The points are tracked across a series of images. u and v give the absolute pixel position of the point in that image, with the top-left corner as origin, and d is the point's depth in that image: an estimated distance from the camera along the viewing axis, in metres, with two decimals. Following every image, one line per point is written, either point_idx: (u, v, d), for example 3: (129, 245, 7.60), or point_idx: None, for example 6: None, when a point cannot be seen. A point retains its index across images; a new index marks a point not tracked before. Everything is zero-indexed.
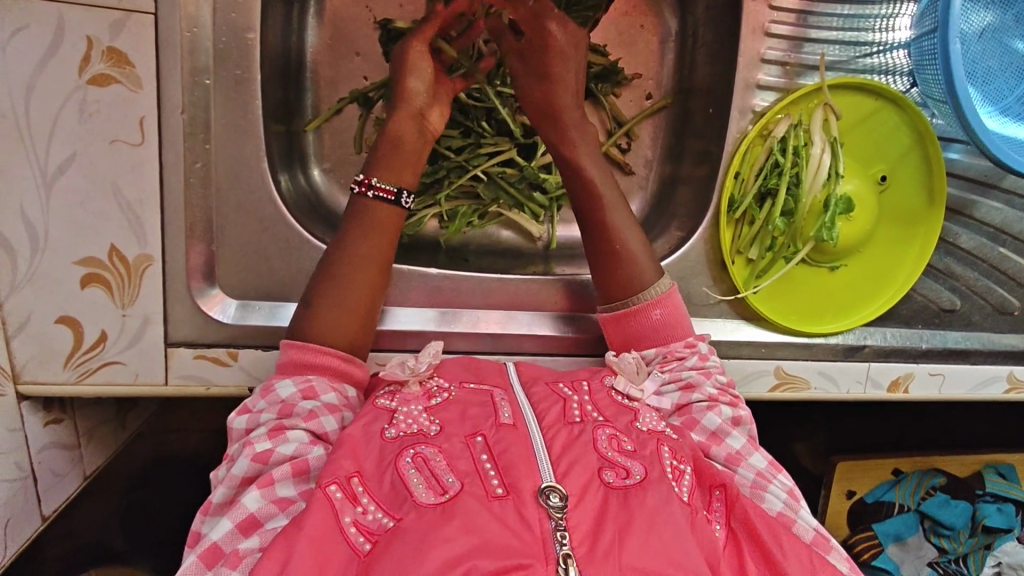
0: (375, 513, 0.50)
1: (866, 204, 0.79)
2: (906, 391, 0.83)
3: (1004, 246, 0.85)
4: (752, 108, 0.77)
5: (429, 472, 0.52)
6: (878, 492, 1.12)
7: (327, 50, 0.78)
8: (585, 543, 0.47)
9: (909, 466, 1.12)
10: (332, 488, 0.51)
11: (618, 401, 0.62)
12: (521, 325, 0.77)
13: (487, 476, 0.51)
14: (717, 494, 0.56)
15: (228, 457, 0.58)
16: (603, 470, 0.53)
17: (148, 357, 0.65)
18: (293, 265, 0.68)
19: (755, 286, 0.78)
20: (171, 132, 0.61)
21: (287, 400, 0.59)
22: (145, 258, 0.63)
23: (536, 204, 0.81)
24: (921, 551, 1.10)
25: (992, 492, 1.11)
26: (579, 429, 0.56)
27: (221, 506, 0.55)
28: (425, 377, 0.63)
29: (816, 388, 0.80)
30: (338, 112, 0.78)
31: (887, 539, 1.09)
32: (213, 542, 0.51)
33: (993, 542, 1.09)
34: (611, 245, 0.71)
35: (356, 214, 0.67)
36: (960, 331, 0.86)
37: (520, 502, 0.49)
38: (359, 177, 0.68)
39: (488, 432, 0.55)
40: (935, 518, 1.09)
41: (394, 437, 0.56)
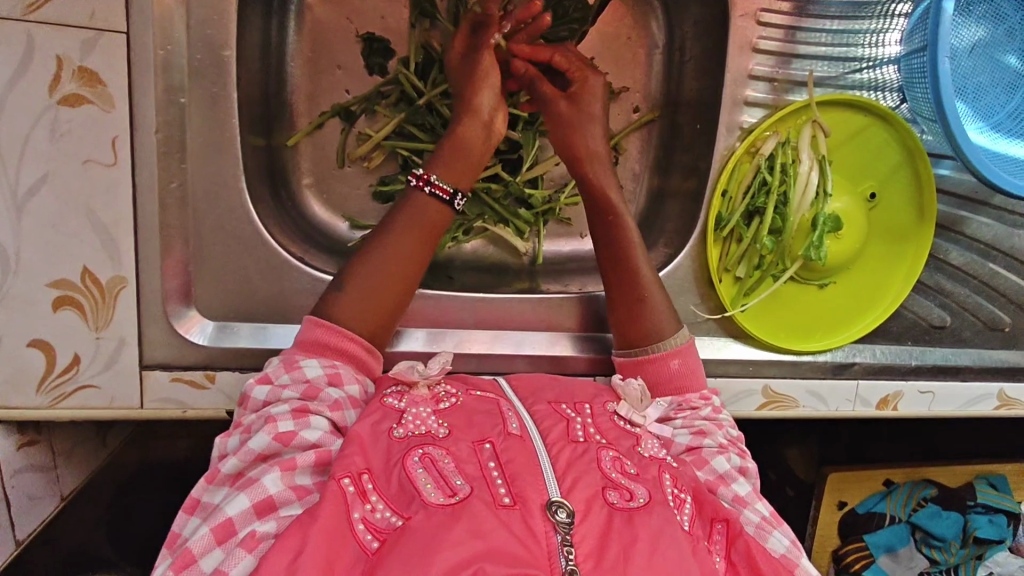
0: (383, 512, 0.50)
1: (855, 222, 0.78)
2: (896, 408, 0.82)
3: (995, 262, 0.85)
4: (740, 125, 0.76)
5: (438, 473, 0.51)
6: (869, 502, 1.11)
7: (308, 63, 0.77)
8: (591, 558, 0.46)
9: (901, 477, 1.11)
10: (345, 481, 0.51)
11: (620, 426, 0.61)
12: (506, 345, 0.76)
13: (493, 482, 0.50)
14: (719, 528, 0.55)
15: (240, 427, 0.57)
16: (607, 490, 0.51)
17: (124, 380, 0.64)
18: (273, 285, 0.67)
19: (743, 304, 0.77)
20: (145, 152, 0.60)
21: (312, 383, 0.59)
22: (119, 280, 0.62)
23: (520, 221, 0.81)
24: (912, 562, 1.09)
25: (984, 503, 1.10)
26: (583, 448, 0.55)
27: (228, 478, 0.54)
28: (433, 382, 0.62)
29: (805, 406, 0.79)
30: (320, 126, 0.77)
31: (879, 550, 1.09)
32: (228, 518, 0.50)
33: (984, 551, 1.10)
34: (631, 275, 0.71)
35: (409, 211, 0.66)
36: (950, 347, 0.85)
37: (527, 512, 0.48)
38: (417, 172, 0.67)
39: (496, 440, 0.54)
40: (926, 529, 1.09)
41: (402, 437, 0.55)
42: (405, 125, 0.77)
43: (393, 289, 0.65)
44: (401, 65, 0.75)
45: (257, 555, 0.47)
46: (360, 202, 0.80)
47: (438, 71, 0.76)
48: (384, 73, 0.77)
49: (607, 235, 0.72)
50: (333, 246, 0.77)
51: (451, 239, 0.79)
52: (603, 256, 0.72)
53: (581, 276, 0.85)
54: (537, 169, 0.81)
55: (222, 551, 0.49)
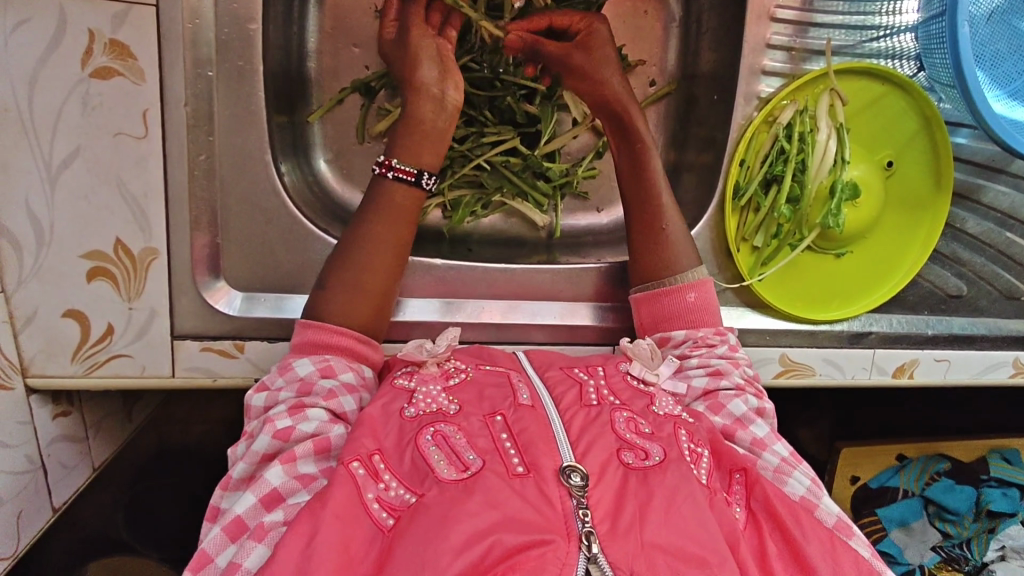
0: (398, 489, 0.51)
1: (873, 190, 0.78)
2: (912, 377, 0.84)
3: (1012, 231, 0.85)
4: (758, 94, 0.76)
5: (449, 449, 0.53)
6: (883, 477, 1.17)
7: (328, 40, 0.78)
8: (607, 519, 0.47)
9: (913, 452, 1.17)
10: (355, 464, 0.52)
11: (633, 385, 0.62)
12: (525, 314, 0.77)
13: (507, 453, 0.52)
14: (739, 478, 0.57)
15: (245, 432, 0.59)
16: (621, 451, 0.53)
17: (156, 350, 0.65)
18: (300, 256, 0.68)
19: (760, 274, 0.77)
20: (174, 125, 0.61)
21: (305, 379, 0.60)
22: (150, 251, 0.63)
23: (539, 193, 0.82)
24: (927, 536, 1.14)
25: (997, 477, 1.15)
26: (597, 410, 0.56)
27: (240, 482, 0.56)
28: (442, 359, 0.63)
29: (821, 375, 0.81)
30: (340, 102, 0.78)
31: (892, 524, 1.15)
32: (237, 516, 0.52)
33: (997, 525, 1.13)
34: (655, 222, 0.73)
35: (381, 198, 0.68)
36: (966, 317, 0.86)
37: (541, 479, 0.50)
38: (381, 160, 0.68)
39: (507, 412, 0.55)
40: (940, 501, 1.14)
41: (414, 416, 0.56)
42: None
43: (380, 275, 0.66)
44: None
45: (268, 543, 0.50)
46: None
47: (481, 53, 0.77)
48: None
49: (632, 177, 0.75)
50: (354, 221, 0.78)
51: (470, 213, 0.81)
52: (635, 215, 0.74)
53: (597, 250, 0.86)
54: (556, 142, 0.82)
55: (236, 546, 0.51)
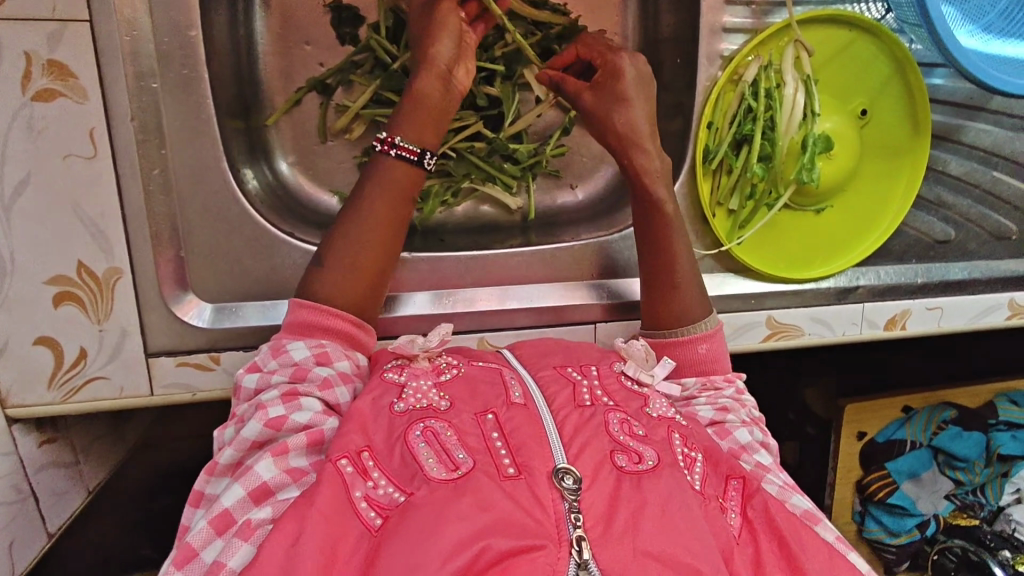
0: (386, 487, 0.51)
1: (846, 140, 0.76)
2: (904, 327, 0.83)
3: (996, 170, 0.83)
4: (720, 54, 0.74)
5: (440, 446, 0.52)
6: (889, 430, 1.17)
7: (277, 40, 0.76)
8: (600, 524, 0.47)
9: (919, 402, 1.18)
10: (343, 461, 0.52)
11: (626, 385, 0.62)
12: (516, 299, 0.76)
13: (498, 454, 0.51)
14: (735, 485, 0.57)
15: (235, 417, 0.58)
16: (615, 454, 0.53)
17: (132, 370, 0.65)
18: (267, 262, 0.67)
19: (739, 238, 0.75)
20: (123, 142, 0.60)
21: (300, 364, 0.59)
22: (114, 271, 0.62)
23: (508, 175, 0.81)
24: (937, 486, 1.17)
25: (1007, 420, 1.17)
26: (591, 411, 0.56)
27: (227, 468, 0.56)
28: (434, 353, 0.63)
29: (810, 333, 0.80)
30: (297, 103, 0.77)
31: (902, 477, 1.16)
32: (225, 509, 0.51)
33: (1010, 468, 1.20)
34: (666, 271, 0.71)
35: (376, 173, 0.66)
36: (956, 261, 0.85)
37: (533, 481, 0.49)
38: (382, 135, 0.66)
39: (499, 410, 0.55)
40: (948, 450, 1.16)
41: (403, 411, 0.56)
42: (381, 92, 0.76)
43: (375, 254, 0.65)
44: (371, 30, 0.75)
45: (255, 543, 0.49)
46: (345, 175, 0.80)
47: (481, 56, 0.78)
48: (356, 41, 0.76)
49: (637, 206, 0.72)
50: (322, 220, 0.78)
51: (441, 203, 0.79)
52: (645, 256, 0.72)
53: (572, 227, 0.84)
54: (520, 122, 0.80)
55: (221, 542, 0.51)
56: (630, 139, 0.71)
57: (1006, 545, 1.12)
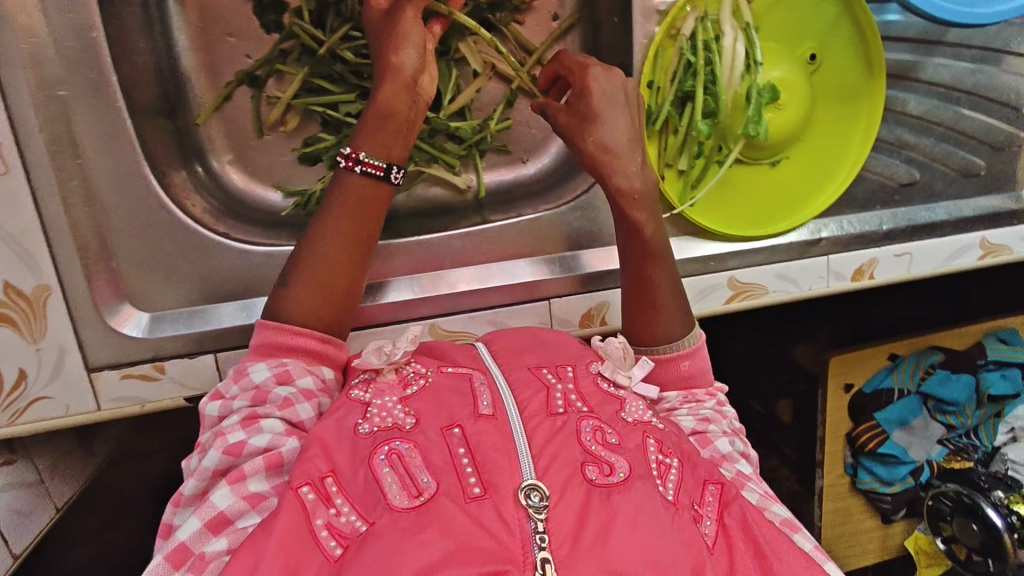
0: (348, 514, 0.50)
1: (796, 90, 0.73)
2: (872, 277, 0.80)
3: (958, 105, 0.81)
4: (655, 8, 0.70)
5: (404, 470, 0.51)
6: (876, 380, 1.20)
7: (199, 34, 0.73)
8: (566, 543, 0.46)
9: (904, 349, 1.20)
10: (304, 489, 0.50)
11: (603, 389, 0.61)
12: (496, 278, 0.74)
13: (464, 472, 0.50)
14: (712, 490, 0.56)
15: (199, 446, 0.57)
16: (586, 465, 0.51)
17: (75, 387, 0.63)
18: (200, 267, 0.66)
19: (691, 198, 0.73)
20: (35, 154, 0.58)
21: (260, 387, 0.58)
22: (43, 287, 0.60)
23: (449, 155, 0.79)
24: (928, 431, 1.20)
25: (995, 360, 1.18)
26: (562, 421, 0.54)
27: (192, 498, 0.55)
28: (401, 363, 0.61)
29: (774, 291, 0.78)
30: (228, 98, 0.75)
31: (892, 426, 1.18)
32: (181, 543, 0.50)
33: (1002, 409, 1.21)
34: (649, 288, 0.68)
35: (338, 187, 0.64)
36: (924, 203, 0.82)
37: (499, 500, 0.48)
38: (344, 151, 0.64)
39: (466, 424, 0.53)
40: (937, 395, 1.18)
41: (368, 432, 0.54)
42: (312, 79, 0.74)
43: (341, 270, 0.63)
44: (294, 16, 0.72)
45: None
46: (287, 169, 0.78)
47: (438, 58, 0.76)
48: (281, 28, 0.74)
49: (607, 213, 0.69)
50: (265, 219, 0.76)
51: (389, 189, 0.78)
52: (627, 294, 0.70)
53: (527, 200, 0.83)
54: (459, 100, 0.77)
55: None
56: (589, 121, 0.67)
57: (999, 485, 1.15)
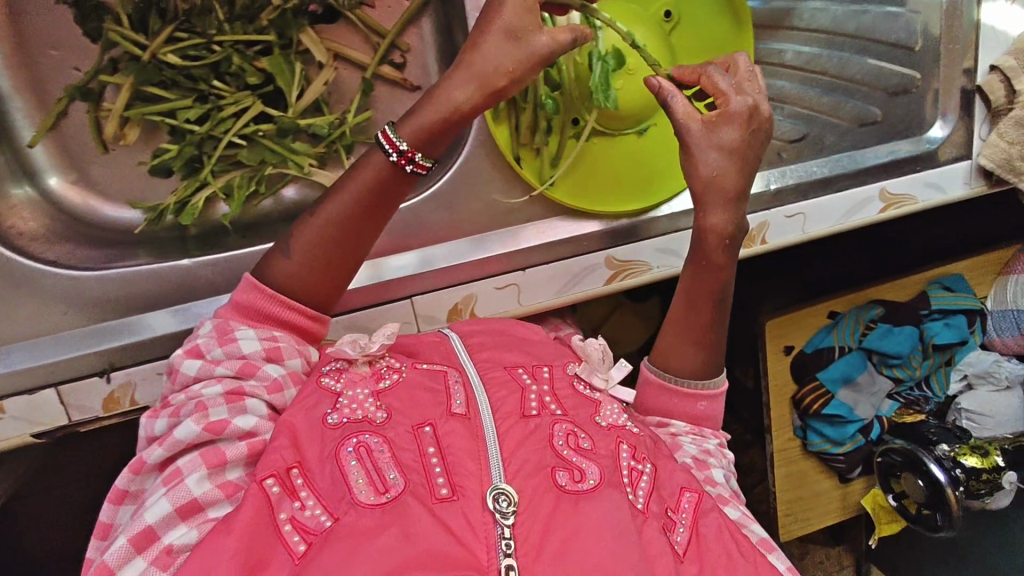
0: (313, 509, 0.49)
1: (652, 52, 0.68)
2: (764, 242, 0.76)
3: (842, 50, 0.78)
4: None
5: (372, 466, 0.50)
6: (817, 339, 1.14)
7: (17, 51, 0.70)
8: (531, 551, 0.46)
9: (844, 305, 1.14)
10: (268, 481, 0.50)
11: (579, 392, 0.62)
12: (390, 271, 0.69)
13: (433, 475, 0.50)
14: (688, 497, 0.57)
15: (168, 408, 0.54)
16: (556, 470, 0.51)
17: None
18: (28, 297, 0.65)
19: (551, 178, 0.69)
20: None
21: (248, 359, 0.56)
22: None
23: (300, 155, 0.74)
24: (875, 387, 1.15)
25: (940, 309, 1.14)
26: (535, 424, 0.54)
27: (155, 467, 0.53)
28: (375, 356, 0.60)
29: (657, 267, 0.75)
30: (63, 115, 0.71)
31: (836, 386, 1.12)
32: (148, 525, 0.48)
33: (952, 356, 1.18)
34: (686, 322, 0.69)
35: (364, 166, 0.60)
36: (816, 159, 0.77)
37: (467, 504, 0.48)
38: (401, 146, 0.58)
39: (437, 423, 0.53)
40: (880, 350, 1.13)
41: (337, 424, 0.54)
42: (143, 88, 0.70)
43: (340, 251, 0.61)
44: (112, 21, 0.68)
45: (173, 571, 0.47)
46: (138, 182, 0.75)
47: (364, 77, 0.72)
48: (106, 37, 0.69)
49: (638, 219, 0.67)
50: (118, 240, 0.73)
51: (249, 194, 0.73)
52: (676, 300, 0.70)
53: None
54: (308, 94, 0.74)
55: (142, 559, 0.47)
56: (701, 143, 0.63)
57: (948, 439, 1.11)
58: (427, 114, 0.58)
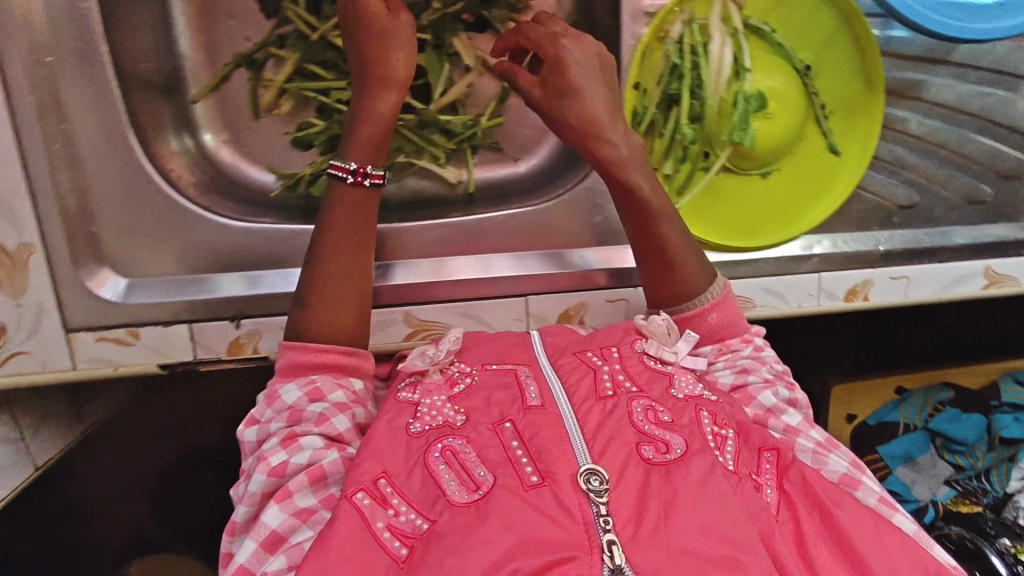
0: (407, 514, 0.48)
1: (790, 100, 0.71)
2: (867, 298, 0.77)
3: (962, 128, 0.78)
4: (643, 10, 0.69)
5: (459, 466, 0.50)
6: (881, 412, 1.09)
7: (200, 15, 0.75)
8: (631, 523, 0.45)
9: (913, 383, 1.09)
10: (359, 494, 0.49)
11: (650, 366, 0.60)
12: (459, 272, 0.74)
13: (519, 462, 0.49)
14: (769, 457, 0.55)
15: (244, 472, 0.56)
16: (641, 445, 0.50)
17: (51, 345, 0.65)
18: (178, 237, 0.68)
19: (676, 203, 0.72)
20: (24, 118, 0.60)
21: (294, 407, 0.56)
22: (26, 246, 0.62)
23: (437, 147, 0.79)
24: (935, 469, 1.06)
25: (1009, 401, 1.06)
26: (613, 403, 0.53)
27: (246, 523, 0.54)
28: (445, 363, 0.60)
29: (761, 306, 0.75)
30: (226, 79, 0.76)
31: (895, 461, 1.07)
32: (240, 565, 0.50)
33: (1016, 454, 1.04)
34: (658, 248, 0.66)
35: (337, 202, 0.64)
36: (921, 228, 0.79)
37: (558, 487, 0.47)
38: (351, 166, 0.64)
39: (516, 417, 0.52)
40: (946, 434, 1.06)
41: (420, 432, 0.53)
42: (305, 65, 0.75)
43: (354, 288, 0.63)
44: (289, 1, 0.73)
45: None
46: (277, 151, 0.79)
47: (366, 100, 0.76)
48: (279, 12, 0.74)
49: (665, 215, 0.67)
50: (254, 198, 0.78)
51: None
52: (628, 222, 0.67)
53: (520, 198, 0.82)
54: (451, 93, 0.78)
55: None
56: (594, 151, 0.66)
57: (1007, 534, 1.00)
58: (364, 129, 0.65)
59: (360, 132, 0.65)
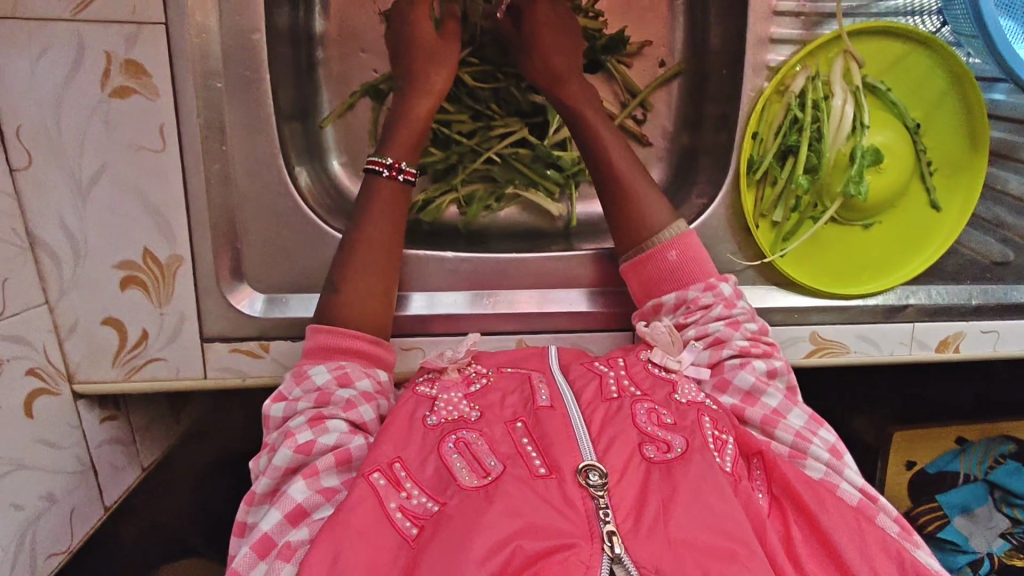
0: (419, 498, 0.51)
1: (898, 156, 0.74)
2: (957, 350, 0.80)
3: None
4: (766, 64, 0.73)
5: (471, 457, 0.53)
6: (942, 462, 1.01)
7: (336, 46, 0.79)
8: (630, 517, 0.48)
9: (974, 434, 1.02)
10: (375, 476, 0.52)
11: (656, 373, 0.62)
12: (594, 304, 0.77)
13: (528, 456, 0.52)
14: (756, 461, 0.57)
15: (268, 447, 0.59)
16: (644, 445, 0.53)
17: (187, 352, 0.69)
18: (318, 256, 0.70)
19: (784, 248, 0.75)
20: (189, 138, 0.64)
21: (323, 390, 0.60)
22: (176, 258, 0.66)
23: (550, 182, 0.82)
24: (992, 521, 1.00)
25: None
26: (617, 404, 0.56)
27: (265, 495, 0.57)
28: (464, 364, 0.63)
29: (856, 352, 0.78)
30: (351, 107, 0.80)
31: (953, 510, 1.00)
32: (265, 533, 0.52)
33: None
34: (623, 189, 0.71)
35: (372, 194, 0.69)
36: (1016, 285, 0.80)
37: (563, 481, 0.49)
38: (387, 161, 0.69)
39: (527, 419, 0.55)
40: (1006, 486, 1.00)
41: (435, 425, 0.56)
42: None
43: (384, 276, 0.67)
44: None
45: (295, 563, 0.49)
46: None
47: (484, 134, 0.80)
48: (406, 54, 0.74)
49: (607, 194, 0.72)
50: None
51: (484, 206, 0.81)
52: (611, 205, 0.72)
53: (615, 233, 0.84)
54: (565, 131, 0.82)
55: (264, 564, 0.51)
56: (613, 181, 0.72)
57: None
58: (402, 133, 0.71)
59: (400, 136, 0.71)
